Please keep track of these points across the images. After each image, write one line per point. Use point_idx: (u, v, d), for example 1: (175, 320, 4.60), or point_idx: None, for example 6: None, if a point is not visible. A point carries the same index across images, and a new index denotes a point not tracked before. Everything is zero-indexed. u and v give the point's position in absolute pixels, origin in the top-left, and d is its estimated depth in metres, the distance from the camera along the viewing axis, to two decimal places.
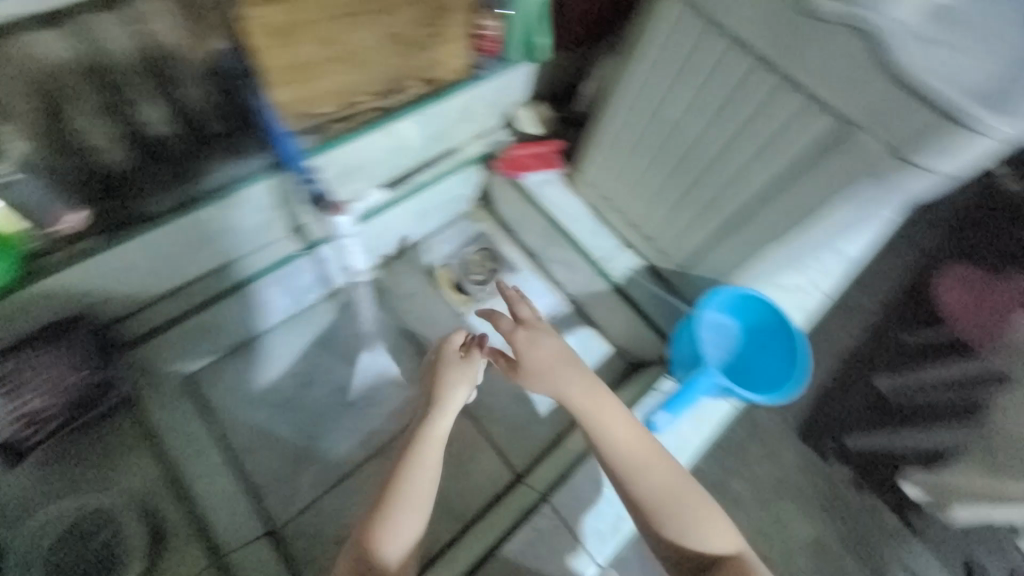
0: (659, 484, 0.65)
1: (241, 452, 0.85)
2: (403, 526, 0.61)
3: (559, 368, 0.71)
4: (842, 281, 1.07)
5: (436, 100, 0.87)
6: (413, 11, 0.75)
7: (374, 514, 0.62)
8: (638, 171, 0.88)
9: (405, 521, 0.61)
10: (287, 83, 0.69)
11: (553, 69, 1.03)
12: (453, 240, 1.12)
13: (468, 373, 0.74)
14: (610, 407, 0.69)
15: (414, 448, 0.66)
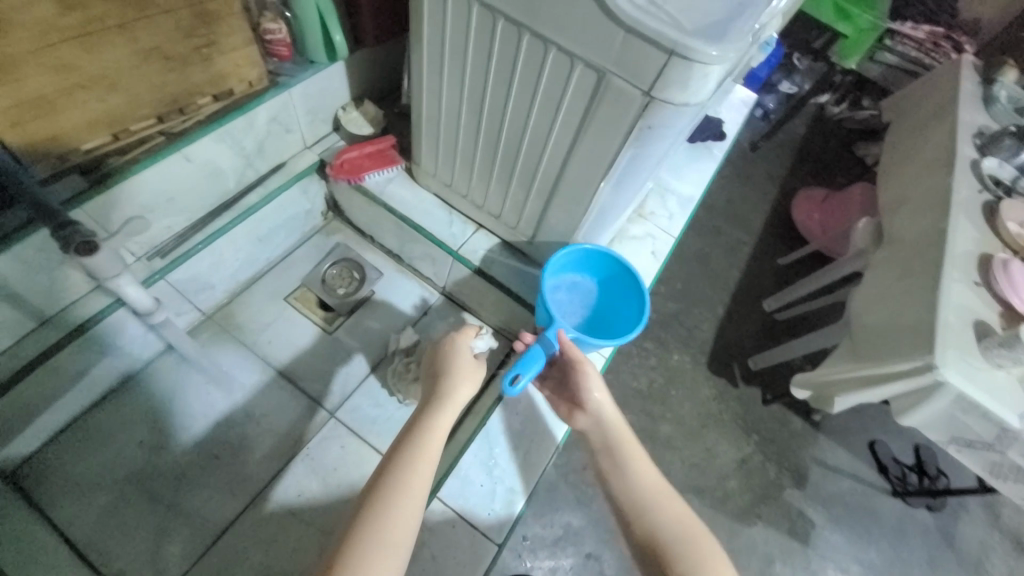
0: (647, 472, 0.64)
1: (98, 521, 0.77)
2: (404, 521, 0.51)
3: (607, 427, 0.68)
4: (684, 220, 1.14)
5: (234, 115, 0.82)
6: (172, 23, 0.68)
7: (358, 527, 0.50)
8: (463, 152, 0.88)
9: (398, 517, 0.51)
10: (23, 122, 0.61)
11: (370, 64, 1.00)
12: (308, 257, 1.07)
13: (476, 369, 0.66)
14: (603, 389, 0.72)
15: (415, 437, 0.57)
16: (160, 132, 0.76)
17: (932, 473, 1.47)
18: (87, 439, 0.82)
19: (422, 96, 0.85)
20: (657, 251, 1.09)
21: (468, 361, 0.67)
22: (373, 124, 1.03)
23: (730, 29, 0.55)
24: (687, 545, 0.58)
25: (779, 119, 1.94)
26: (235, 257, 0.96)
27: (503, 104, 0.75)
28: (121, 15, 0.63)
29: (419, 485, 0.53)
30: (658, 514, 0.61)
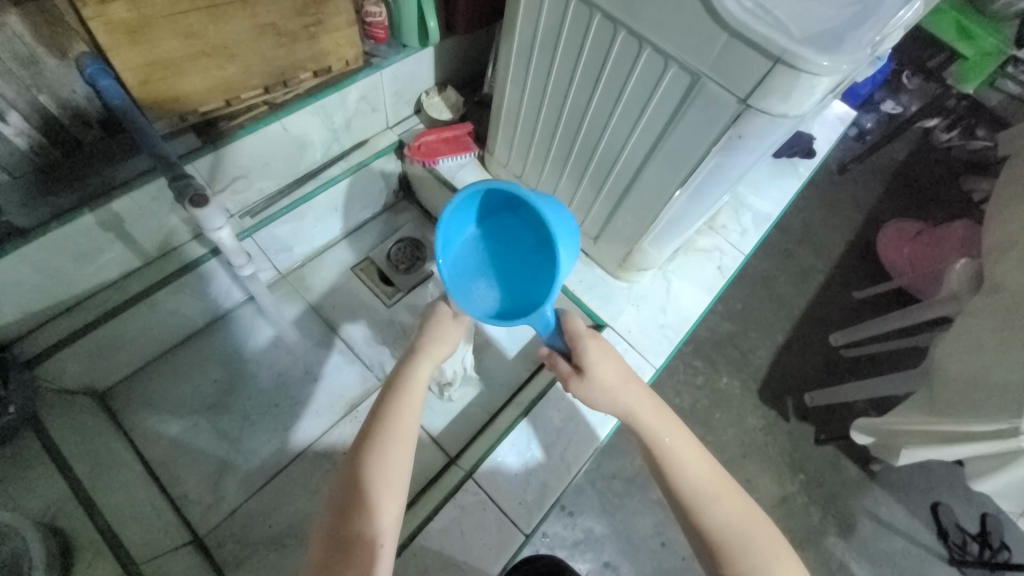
0: (682, 450, 0.60)
1: (168, 447, 0.86)
2: (398, 458, 0.55)
3: (628, 392, 0.63)
4: (756, 238, 1.08)
5: (329, 91, 0.88)
6: (287, 2, 0.74)
7: (355, 459, 0.56)
8: (537, 144, 0.89)
9: (390, 461, 0.55)
10: (153, 81, 0.68)
11: (456, 52, 1.03)
12: (375, 232, 1.12)
13: (456, 324, 0.67)
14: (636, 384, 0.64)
15: (394, 389, 0.61)
16: (264, 101, 0.82)
17: (996, 545, 1.30)
18: (170, 372, 0.91)
19: (505, 87, 0.86)
20: (722, 267, 1.04)
21: (440, 317, 0.67)
22: (452, 110, 1.06)
23: (843, 40, 0.52)
24: (741, 542, 0.56)
25: (875, 141, 1.79)
26: (314, 225, 1.02)
27: (586, 101, 0.74)
28: None
29: (406, 429, 0.57)
30: (700, 492, 0.58)
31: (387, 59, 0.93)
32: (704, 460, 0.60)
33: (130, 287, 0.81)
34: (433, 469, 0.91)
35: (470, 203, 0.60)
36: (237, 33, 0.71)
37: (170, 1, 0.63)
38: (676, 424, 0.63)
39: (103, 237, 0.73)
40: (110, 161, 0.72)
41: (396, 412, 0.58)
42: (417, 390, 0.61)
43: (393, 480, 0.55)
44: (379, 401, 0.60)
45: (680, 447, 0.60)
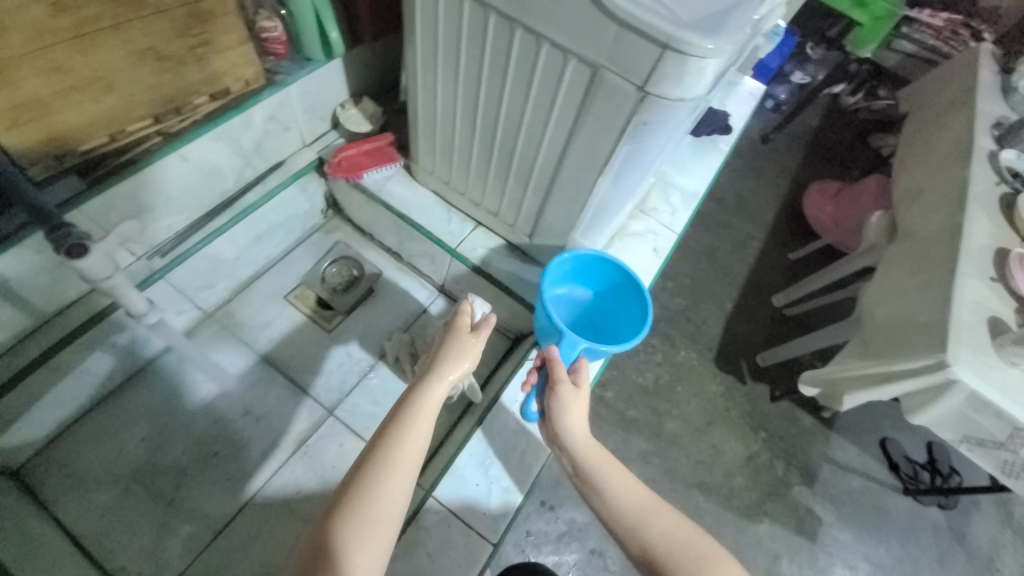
0: (619, 472, 0.63)
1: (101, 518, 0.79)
2: (394, 490, 0.53)
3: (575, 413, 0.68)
4: (686, 216, 1.12)
5: (231, 113, 0.83)
6: (164, 25, 0.69)
7: (352, 485, 0.52)
8: (460, 149, 0.88)
9: (390, 491, 0.52)
10: (16, 124, 0.61)
11: (367, 61, 1.00)
12: (307, 255, 1.07)
13: (475, 351, 0.65)
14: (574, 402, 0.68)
15: (408, 410, 0.58)
16: (157, 133, 0.77)
17: (945, 472, 1.43)
18: (91, 437, 0.83)
19: (418, 93, 0.84)
20: (659, 248, 1.07)
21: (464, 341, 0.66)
22: (371, 120, 1.03)
23: (727, 19, 0.53)
24: (675, 556, 0.55)
25: (791, 110, 1.89)
26: (237, 256, 0.97)
27: (497, 100, 0.73)
28: (114, 16, 0.63)
29: (407, 458, 0.54)
30: (633, 508, 0.59)
31: (291, 75, 0.89)
32: (632, 476, 0.63)
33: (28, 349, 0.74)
34: None
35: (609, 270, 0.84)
36: (110, 63, 0.66)
37: (22, 34, 0.57)
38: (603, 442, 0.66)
39: None
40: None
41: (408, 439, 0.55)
42: (429, 418, 0.58)
43: (386, 515, 0.51)
44: (387, 423, 0.57)
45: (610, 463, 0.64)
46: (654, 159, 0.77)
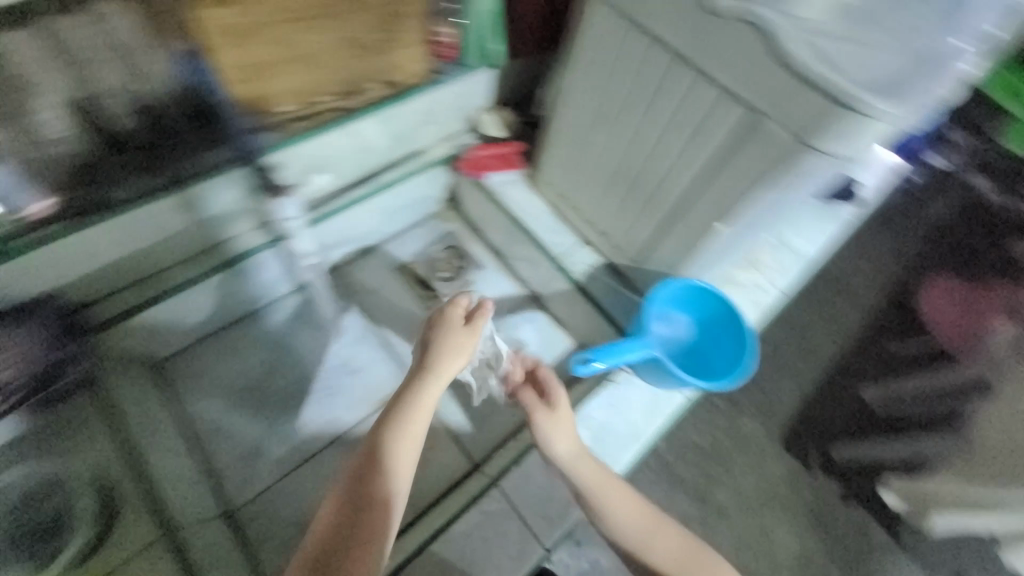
0: (620, 492, 0.71)
1: (211, 421, 0.90)
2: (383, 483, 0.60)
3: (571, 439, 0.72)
4: (793, 277, 1.09)
5: (394, 101, 0.93)
6: (369, 19, 0.80)
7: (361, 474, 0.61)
8: (587, 168, 0.92)
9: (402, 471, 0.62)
10: (245, 82, 0.74)
11: (515, 73, 1.08)
12: (420, 237, 1.17)
13: (465, 337, 0.71)
14: (567, 424, 0.73)
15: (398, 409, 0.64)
16: (335, 107, 0.87)
17: None
18: (220, 351, 0.96)
19: (560, 110, 0.89)
20: (758, 302, 1.05)
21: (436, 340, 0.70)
22: (503, 127, 1.11)
23: (903, 90, 0.54)
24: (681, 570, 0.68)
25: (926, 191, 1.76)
26: (366, 225, 1.07)
27: (643, 129, 0.77)
28: (334, 5, 0.74)
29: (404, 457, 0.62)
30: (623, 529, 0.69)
31: (451, 78, 0.98)
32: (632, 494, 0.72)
33: (194, 265, 0.87)
34: (463, 473, 0.91)
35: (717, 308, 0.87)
36: (322, 44, 0.78)
37: (266, 10, 0.69)
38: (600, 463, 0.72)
39: (181, 219, 0.80)
40: (187, 149, 0.76)
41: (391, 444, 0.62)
42: (426, 412, 0.65)
43: (393, 498, 0.60)
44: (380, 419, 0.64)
45: (607, 486, 0.71)
46: (784, 212, 0.76)
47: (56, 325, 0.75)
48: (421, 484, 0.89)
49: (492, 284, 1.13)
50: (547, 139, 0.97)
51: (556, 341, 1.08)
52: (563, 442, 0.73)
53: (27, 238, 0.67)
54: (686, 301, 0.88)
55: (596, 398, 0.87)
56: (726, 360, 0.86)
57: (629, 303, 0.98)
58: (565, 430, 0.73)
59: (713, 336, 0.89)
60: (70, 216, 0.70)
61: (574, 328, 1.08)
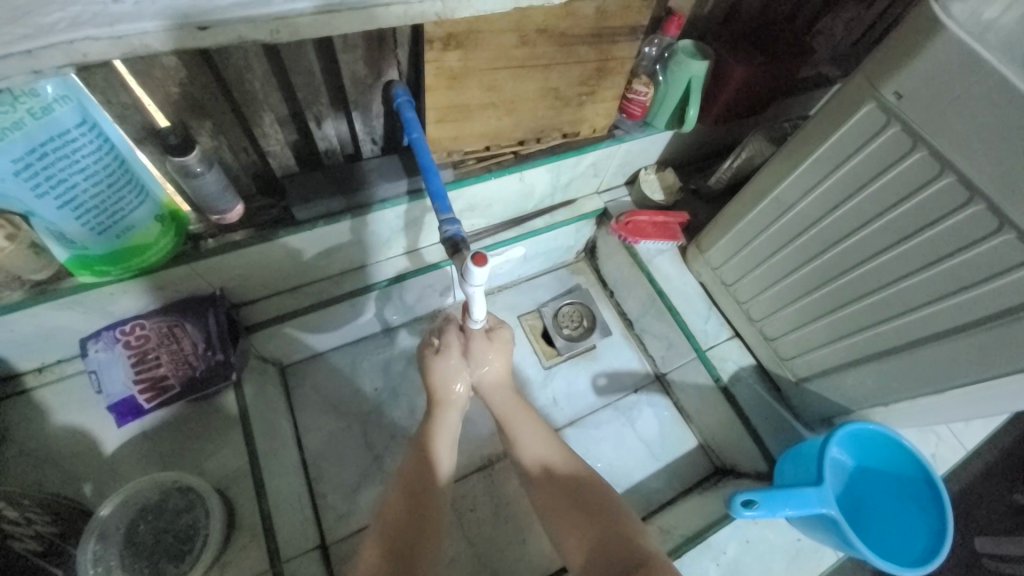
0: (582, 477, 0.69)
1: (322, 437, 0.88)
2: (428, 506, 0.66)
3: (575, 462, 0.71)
4: (985, 431, 0.89)
5: (571, 152, 0.87)
6: (577, 71, 0.75)
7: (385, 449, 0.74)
8: (764, 266, 0.81)
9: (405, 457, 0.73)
10: (445, 120, 0.72)
11: (692, 138, 1.00)
12: (549, 286, 1.11)
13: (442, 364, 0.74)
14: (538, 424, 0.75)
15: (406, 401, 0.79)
16: (512, 151, 0.84)
17: None
18: (339, 367, 0.93)
19: (754, 189, 0.77)
20: (937, 455, 0.86)
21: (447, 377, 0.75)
22: (665, 191, 1.02)
23: None
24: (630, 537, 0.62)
25: None
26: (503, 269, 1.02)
27: (877, 250, 0.64)
28: (552, 57, 0.71)
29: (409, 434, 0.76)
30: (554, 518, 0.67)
31: (630, 135, 0.92)
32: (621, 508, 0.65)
33: (340, 284, 0.85)
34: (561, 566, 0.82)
35: (893, 457, 0.75)
36: (527, 91, 0.74)
37: (488, 56, 0.66)
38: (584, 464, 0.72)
39: (348, 240, 0.78)
40: (365, 176, 0.74)
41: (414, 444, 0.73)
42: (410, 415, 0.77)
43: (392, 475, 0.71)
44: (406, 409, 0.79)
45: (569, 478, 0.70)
46: (1008, 395, 0.61)
47: (220, 321, 0.73)
48: (515, 565, 0.81)
49: (615, 353, 1.05)
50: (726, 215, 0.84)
51: (677, 435, 0.97)
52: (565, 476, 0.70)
53: (216, 244, 0.68)
54: (864, 444, 0.75)
55: (728, 528, 0.75)
56: (916, 530, 0.72)
57: (777, 421, 0.86)
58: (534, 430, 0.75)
59: (876, 489, 0.77)
60: (254, 227, 0.70)
61: (700, 425, 0.97)
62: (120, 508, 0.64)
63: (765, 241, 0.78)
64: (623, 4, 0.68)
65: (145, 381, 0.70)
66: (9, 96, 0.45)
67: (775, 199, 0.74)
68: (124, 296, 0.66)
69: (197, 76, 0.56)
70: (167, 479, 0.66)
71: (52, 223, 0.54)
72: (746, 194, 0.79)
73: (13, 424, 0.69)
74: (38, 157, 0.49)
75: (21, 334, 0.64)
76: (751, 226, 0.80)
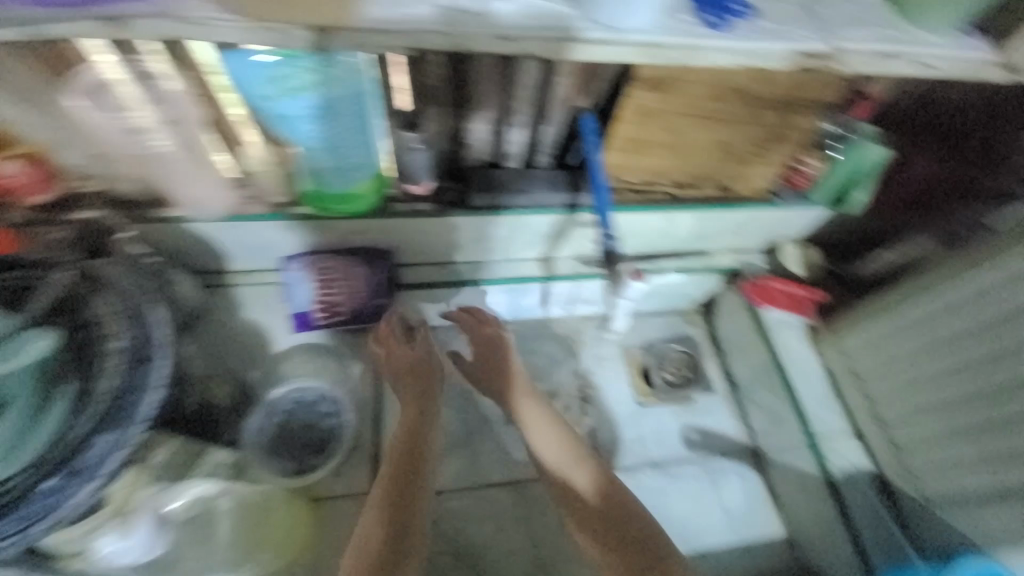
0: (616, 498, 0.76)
1: None
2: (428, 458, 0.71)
3: (596, 480, 0.78)
4: None
5: (723, 206, 0.90)
6: (756, 132, 0.79)
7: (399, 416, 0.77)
8: (904, 370, 0.83)
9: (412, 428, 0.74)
10: (620, 150, 0.79)
11: (849, 221, 0.98)
12: (659, 328, 1.08)
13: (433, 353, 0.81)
14: (573, 465, 0.80)
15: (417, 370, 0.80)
16: (667, 191, 0.89)
17: None
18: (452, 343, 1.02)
19: (920, 293, 0.79)
20: None
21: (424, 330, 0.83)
22: (805, 267, 1.01)
23: None
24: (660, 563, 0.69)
25: None
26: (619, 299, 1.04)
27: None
28: (737, 115, 0.76)
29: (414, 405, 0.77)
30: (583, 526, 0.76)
31: (786, 203, 0.93)
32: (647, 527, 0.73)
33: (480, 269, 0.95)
34: None
35: None
36: (702, 139, 0.79)
37: (680, 103, 0.73)
38: (628, 492, 0.78)
39: (503, 232, 0.88)
40: (536, 182, 0.83)
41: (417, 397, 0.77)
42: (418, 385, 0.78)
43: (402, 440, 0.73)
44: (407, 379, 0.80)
45: (579, 473, 0.79)
46: None
47: (385, 272, 0.86)
48: None
49: (713, 413, 1.01)
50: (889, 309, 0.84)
51: (762, 514, 0.92)
52: (593, 489, 0.77)
53: (403, 208, 0.81)
54: None
55: None
56: None
57: (885, 533, 0.83)
58: (572, 464, 0.80)
59: None
60: (436, 202, 0.82)
61: (789, 513, 0.92)
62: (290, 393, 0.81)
63: (920, 342, 0.80)
64: (823, 80, 0.71)
65: (319, 304, 0.85)
66: (323, 59, 0.59)
67: (928, 309, 0.78)
68: (326, 231, 0.80)
69: (444, 74, 0.69)
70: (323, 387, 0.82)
71: (313, 160, 0.70)
72: (898, 297, 0.82)
73: (214, 308, 0.86)
74: (323, 108, 0.63)
75: (246, 240, 0.81)
76: (898, 328, 0.83)
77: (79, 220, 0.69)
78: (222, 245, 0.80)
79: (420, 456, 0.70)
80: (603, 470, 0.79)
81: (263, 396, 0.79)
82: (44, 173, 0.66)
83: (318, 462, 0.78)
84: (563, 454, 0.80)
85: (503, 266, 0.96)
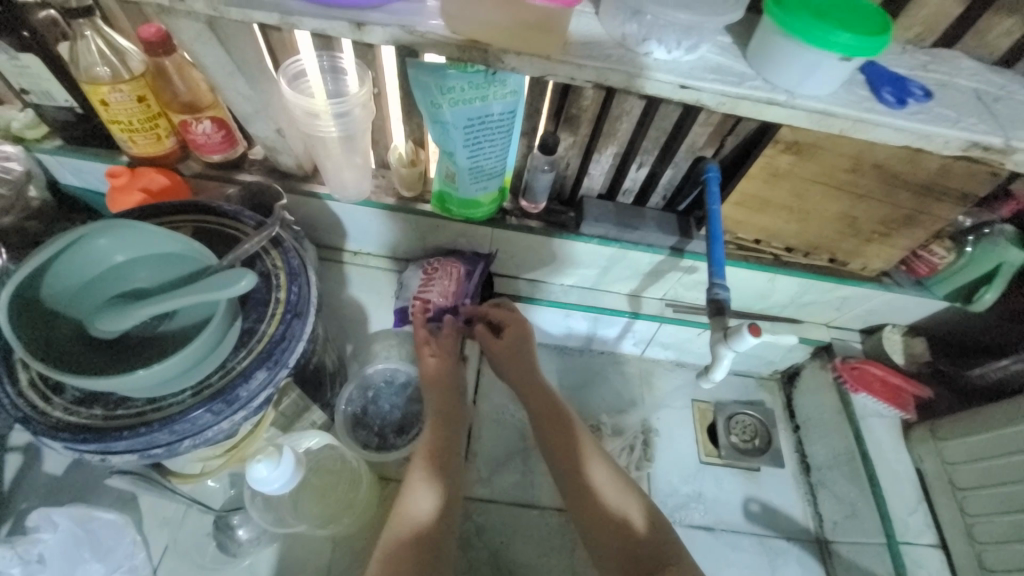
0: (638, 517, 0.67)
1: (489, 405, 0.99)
2: (456, 455, 0.70)
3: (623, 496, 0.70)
4: None
5: (831, 279, 0.88)
6: (886, 211, 0.77)
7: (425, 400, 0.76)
8: (1001, 491, 0.78)
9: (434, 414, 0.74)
10: (739, 204, 0.80)
11: (967, 319, 0.91)
12: (733, 387, 1.05)
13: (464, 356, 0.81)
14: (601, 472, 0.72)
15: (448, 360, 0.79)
16: (774, 253, 0.88)
17: None
18: None
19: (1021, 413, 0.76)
20: None
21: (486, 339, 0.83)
22: (907, 357, 0.96)
23: None
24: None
25: None
26: (700, 351, 1.02)
27: None
28: (871, 191, 0.74)
29: (437, 392, 0.76)
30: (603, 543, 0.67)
31: (900, 289, 0.88)
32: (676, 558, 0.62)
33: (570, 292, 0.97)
34: None
35: None
36: (826, 209, 0.78)
37: (815, 169, 0.72)
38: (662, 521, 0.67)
39: (603, 262, 0.90)
40: (646, 220, 0.85)
41: (443, 398, 0.75)
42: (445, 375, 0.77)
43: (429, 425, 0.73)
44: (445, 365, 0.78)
45: (604, 472, 0.71)
46: None
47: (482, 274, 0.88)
48: None
49: (780, 487, 0.96)
50: (989, 424, 0.80)
51: None
52: (616, 494, 0.70)
53: (516, 222, 0.85)
54: None
55: None
56: None
57: None
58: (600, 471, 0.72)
59: None
60: (546, 221, 0.86)
61: None
62: (381, 373, 0.82)
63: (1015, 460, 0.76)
64: (973, 171, 0.68)
65: (418, 299, 0.88)
66: (495, 77, 0.64)
67: None
68: (441, 230, 0.86)
69: (586, 107, 0.73)
70: (411, 373, 0.82)
71: (453, 167, 0.75)
72: (1003, 413, 0.78)
73: (325, 280, 0.93)
74: (480, 121, 0.68)
75: (369, 226, 0.88)
76: (996, 444, 0.79)
77: (245, 183, 0.78)
78: (348, 225, 0.88)
79: (448, 455, 0.69)
80: (627, 488, 0.71)
81: (358, 370, 0.80)
82: (228, 138, 0.76)
83: (398, 443, 0.78)
84: (584, 453, 0.73)
85: (592, 294, 0.98)
